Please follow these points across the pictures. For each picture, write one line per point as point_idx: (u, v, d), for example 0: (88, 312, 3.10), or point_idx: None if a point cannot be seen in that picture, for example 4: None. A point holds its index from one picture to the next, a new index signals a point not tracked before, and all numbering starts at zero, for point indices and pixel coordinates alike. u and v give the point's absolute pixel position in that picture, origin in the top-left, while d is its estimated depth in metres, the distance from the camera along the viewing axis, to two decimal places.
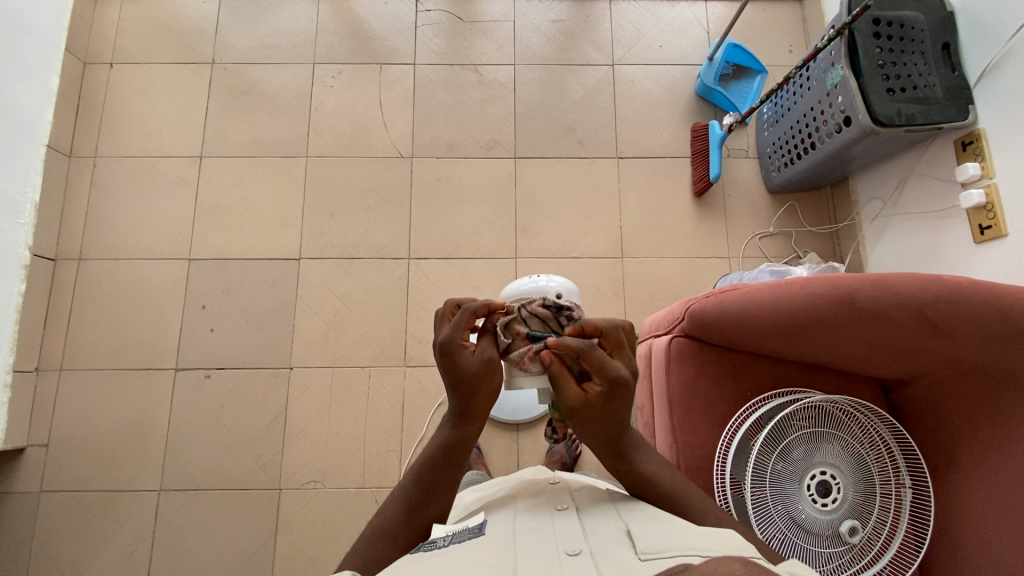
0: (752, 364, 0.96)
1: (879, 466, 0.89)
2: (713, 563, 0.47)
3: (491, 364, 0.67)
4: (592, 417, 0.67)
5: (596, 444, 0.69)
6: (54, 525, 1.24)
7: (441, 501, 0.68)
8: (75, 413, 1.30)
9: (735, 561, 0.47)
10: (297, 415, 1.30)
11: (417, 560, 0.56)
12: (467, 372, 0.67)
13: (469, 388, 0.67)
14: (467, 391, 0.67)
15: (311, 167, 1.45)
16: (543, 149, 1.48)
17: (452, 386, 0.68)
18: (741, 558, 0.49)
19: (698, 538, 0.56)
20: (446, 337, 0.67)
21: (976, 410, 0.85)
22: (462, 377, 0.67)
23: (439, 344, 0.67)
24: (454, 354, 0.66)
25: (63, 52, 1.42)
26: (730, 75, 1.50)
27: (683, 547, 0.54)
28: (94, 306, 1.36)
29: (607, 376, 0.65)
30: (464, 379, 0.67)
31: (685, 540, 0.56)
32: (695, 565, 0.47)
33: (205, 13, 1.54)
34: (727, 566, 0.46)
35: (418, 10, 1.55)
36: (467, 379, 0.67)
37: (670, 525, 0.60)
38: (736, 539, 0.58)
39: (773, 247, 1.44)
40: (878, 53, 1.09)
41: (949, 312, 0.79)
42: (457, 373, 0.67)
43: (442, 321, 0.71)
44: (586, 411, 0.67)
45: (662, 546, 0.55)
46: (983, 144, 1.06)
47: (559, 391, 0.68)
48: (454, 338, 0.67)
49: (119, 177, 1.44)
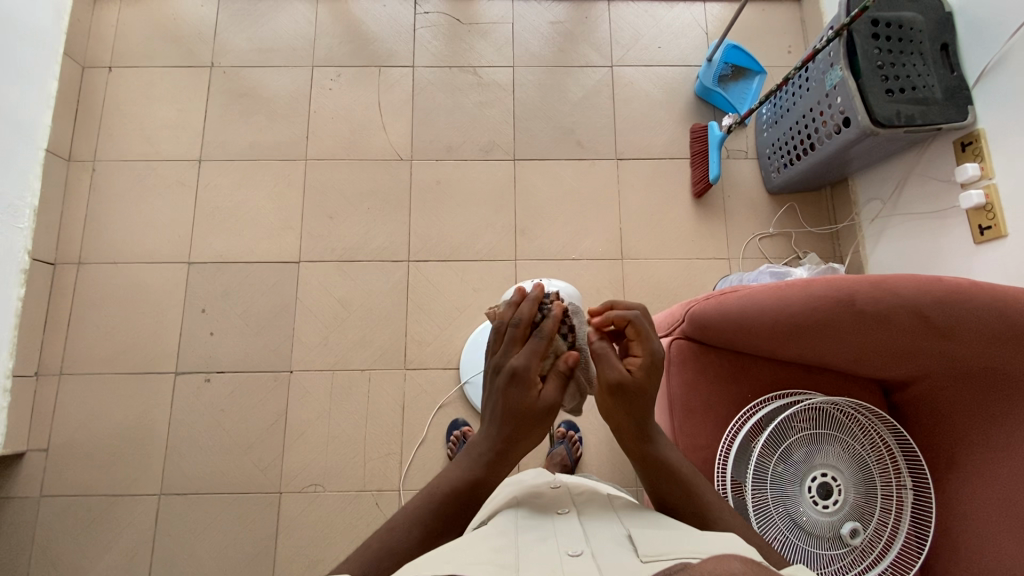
0: (753, 365, 0.96)
1: (879, 468, 0.89)
2: (713, 562, 0.47)
3: (556, 413, 0.66)
4: (633, 392, 0.66)
5: (623, 419, 0.68)
6: (55, 530, 1.23)
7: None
8: (75, 418, 1.30)
9: (735, 560, 0.47)
10: (297, 418, 1.30)
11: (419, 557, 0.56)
12: (533, 409, 0.64)
13: (528, 427, 0.65)
14: (524, 427, 0.65)
15: (311, 170, 1.45)
16: (543, 150, 1.48)
17: (508, 420, 0.65)
18: (741, 557, 0.49)
19: (701, 544, 0.56)
20: (520, 363, 0.65)
21: (978, 410, 0.84)
22: (526, 413, 0.64)
23: (511, 368, 0.65)
24: (523, 383, 0.64)
25: (62, 55, 1.42)
26: (729, 76, 1.50)
27: (683, 550, 0.54)
28: (93, 310, 1.36)
29: (648, 347, 0.69)
30: (526, 417, 0.65)
31: (687, 544, 0.55)
32: (695, 565, 0.47)
33: (204, 16, 1.54)
34: (726, 566, 0.46)
35: (417, 12, 1.55)
36: (532, 416, 0.65)
37: (674, 530, 0.60)
38: (739, 545, 0.57)
39: (773, 248, 1.44)
40: (877, 53, 1.09)
41: (949, 313, 0.79)
42: (517, 407, 0.64)
43: (511, 344, 0.67)
44: (628, 385, 0.66)
45: (665, 550, 0.54)
46: (982, 144, 1.06)
47: (599, 364, 0.68)
48: (527, 366, 0.65)
49: (118, 181, 1.44)
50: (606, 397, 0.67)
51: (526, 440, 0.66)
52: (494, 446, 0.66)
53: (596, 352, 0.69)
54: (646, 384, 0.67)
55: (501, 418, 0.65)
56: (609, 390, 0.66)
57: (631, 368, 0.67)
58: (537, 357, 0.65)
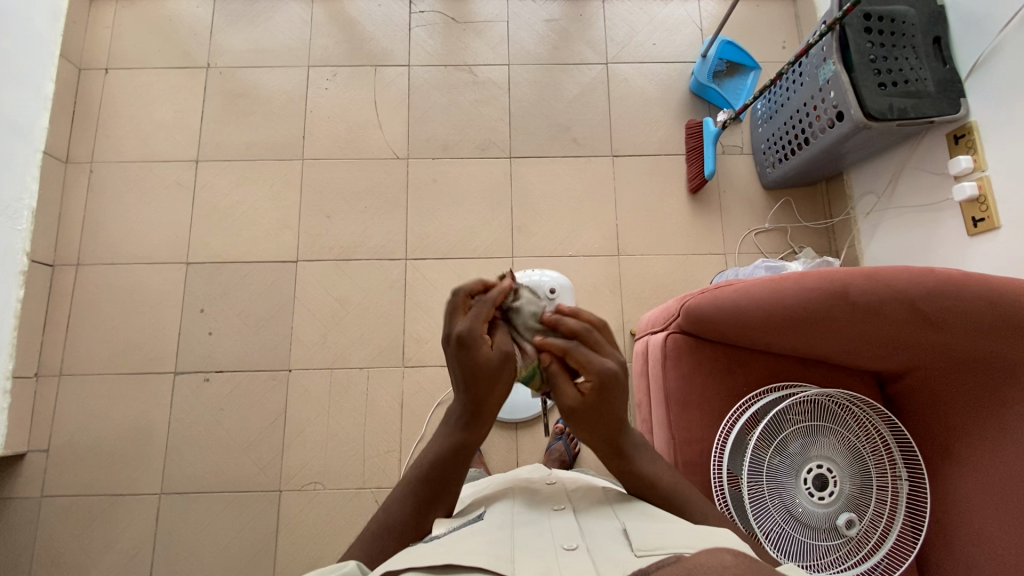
0: (749, 358, 0.97)
1: (875, 459, 0.90)
2: (705, 555, 0.47)
3: (511, 365, 0.67)
4: (587, 414, 0.66)
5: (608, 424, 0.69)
6: (56, 530, 1.24)
7: (439, 501, 0.68)
8: (74, 418, 1.31)
9: (727, 553, 0.47)
10: (296, 417, 1.31)
11: (416, 548, 0.57)
12: (486, 364, 0.65)
13: (490, 380, 0.66)
14: (486, 382, 0.66)
15: (308, 170, 1.46)
16: (539, 148, 1.48)
17: (467, 378, 0.66)
18: (734, 550, 0.49)
19: (695, 538, 0.56)
20: (465, 327, 0.65)
21: (972, 400, 0.85)
22: (482, 369, 0.65)
23: (456, 335, 0.65)
24: (470, 347, 0.65)
25: (58, 57, 1.42)
26: (723, 72, 1.50)
27: (677, 544, 0.54)
28: (92, 311, 1.37)
29: (596, 370, 0.65)
30: (483, 371, 0.65)
31: (681, 538, 0.56)
32: (687, 558, 0.47)
33: (200, 17, 1.54)
34: (718, 559, 0.46)
35: (412, 11, 1.55)
36: (487, 373, 0.66)
37: (668, 526, 0.60)
38: (734, 540, 0.58)
39: (769, 242, 1.44)
40: (870, 47, 1.09)
41: (943, 304, 0.79)
42: (469, 367, 0.65)
43: (457, 313, 0.68)
44: (581, 409, 0.66)
45: (658, 544, 0.55)
46: (974, 136, 1.07)
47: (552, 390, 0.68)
48: (472, 330, 0.65)
49: (115, 182, 1.44)
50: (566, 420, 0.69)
51: (494, 393, 0.68)
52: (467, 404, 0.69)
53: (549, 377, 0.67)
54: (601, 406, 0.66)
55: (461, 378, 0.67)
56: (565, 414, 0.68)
57: (582, 390, 0.66)
58: (483, 319, 0.66)
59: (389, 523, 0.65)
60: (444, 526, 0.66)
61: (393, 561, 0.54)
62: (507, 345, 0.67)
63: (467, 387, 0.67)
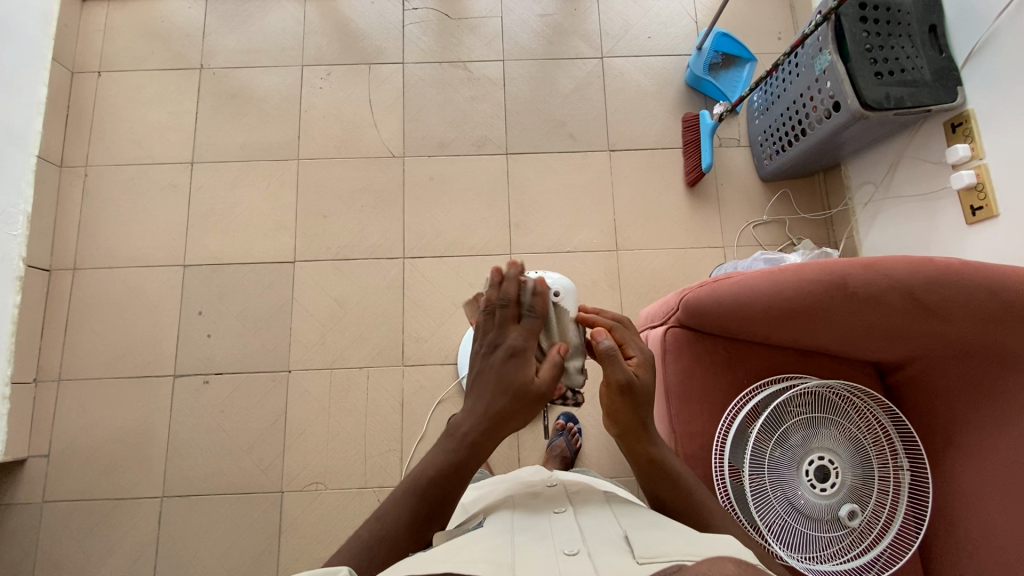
0: (749, 350, 0.97)
1: (876, 450, 0.89)
2: (707, 564, 0.48)
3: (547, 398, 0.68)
4: (640, 390, 0.71)
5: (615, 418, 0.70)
6: (57, 535, 1.24)
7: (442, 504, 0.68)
8: (74, 423, 1.30)
9: (728, 562, 0.48)
10: (297, 418, 1.31)
11: (416, 555, 0.57)
12: (529, 388, 0.66)
13: (524, 405, 0.66)
14: (520, 405, 0.66)
15: (303, 170, 1.45)
16: (535, 144, 1.48)
17: (506, 396, 0.65)
18: (734, 559, 0.50)
19: (698, 545, 0.56)
20: (518, 342, 0.67)
21: (973, 389, 0.85)
22: (522, 390, 0.66)
23: (506, 346, 0.67)
24: (517, 363, 0.66)
25: (50, 61, 1.41)
26: (719, 64, 1.50)
27: (679, 550, 0.54)
28: (89, 315, 1.36)
29: (639, 347, 0.74)
30: (526, 395, 0.66)
31: (684, 545, 0.56)
32: (688, 566, 0.48)
33: (191, 17, 1.53)
34: (719, 567, 0.47)
35: (405, 8, 1.55)
36: (525, 396, 0.66)
37: (669, 531, 0.60)
38: (736, 547, 0.58)
39: (767, 235, 1.44)
40: (865, 36, 1.08)
41: (942, 293, 0.78)
42: (511, 385, 0.66)
43: (505, 324, 0.69)
44: (636, 383, 0.70)
45: (661, 550, 0.54)
46: (971, 125, 1.06)
47: (608, 365, 0.69)
48: (522, 347, 0.67)
49: (111, 185, 1.44)
50: (615, 398, 0.70)
51: (517, 419, 0.67)
52: (486, 420, 0.66)
53: (606, 352, 0.70)
54: (646, 379, 0.72)
55: (495, 391, 0.66)
56: (619, 389, 0.69)
57: (634, 368, 0.72)
58: (531, 338, 0.68)
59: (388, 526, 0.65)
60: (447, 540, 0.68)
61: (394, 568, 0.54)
62: (552, 380, 0.68)
63: (501, 401, 0.66)
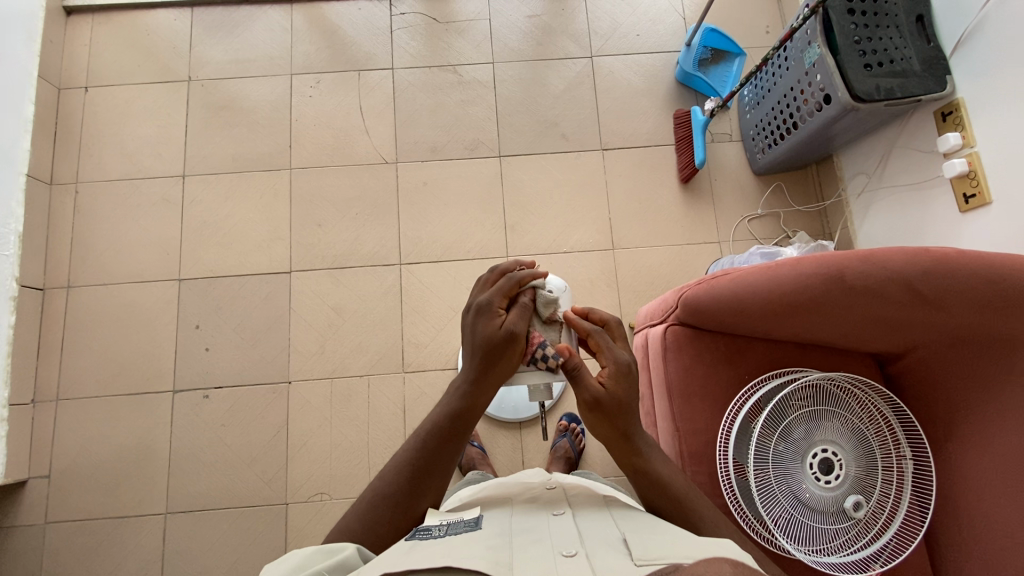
0: (750, 346, 0.97)
1: (879, 441, 0.89)
2: (704, 564, 0.49)
3: (518, 343, 0.68)
4: (610, 407, 0.69)
5: (605, 430, 0.71)
6: (61, 555, 1.23)
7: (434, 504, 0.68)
8: (74, 442, 1.29)
9: (725, 562, 0.50)
10: (298, 430, 1.30)
11: (413, 549, 0.57)
12: (497, 334, 0.67)
13: (495, 354, 0.68)
14: (492, 356, 0.68)
15: (296, 179, 1.45)
16: (528, 145, 1.48)
17: (477, 349, 0.68)
18: (731, 560, 0.51)
19: (697, 549, 0.56)
20: (486, 299, 0.70)
21: (971, 376, 0.86)
22: (490, 339, 0.68)
23: (477, 304, 0.71)
24: (485, 315, 0.69)
25: (37, 78, 1.40)
26: (709, 60, 1.49)
27: (677, 553, 0.54)
28: (85, 333, 1.35)
29: (613, 358, 0.71)
30: (492, 343, 0.67)
31: (682, 549, 0.55)
32: (686, 567, 0.48)
33: (177, 29, 1.52)
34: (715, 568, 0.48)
35: (393, 13, 1.54)
36: (494, 344, 0.68)
37: (667, 535, 0.60)
38: (734, 549, 0.58)
39: (762, 229, 1.45)
40: (854, 28, 1.08)
41: (939, 282, 0.79)
42: (479, 334, 0.69)
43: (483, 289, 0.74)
44: (604, 403, 0.69)
45: (659, 554, 0.54)
46: (961, 113, 1.07)
47: (574, 383, 0.70)
48: (493, 301, 0.70)
49: (103, 201, 1.43)
50: (588, 414, 0.71)
51: (496, 371, 0.69)
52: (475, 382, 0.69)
53: (571, 370, 0.69)
54: (621, 393, 0.70)
55: (469, 347, 0.69)
56: (587, 406, 0.70)
57: (602, 381, 0.70)
58: (502, 295, 0.71)
59: (387, 527, 0.65)
60: (438, 518, 0.67)
61: (388, 560, 0.54)
62: (518, 325, 0.68)
63: (473, 354, 0.69)
